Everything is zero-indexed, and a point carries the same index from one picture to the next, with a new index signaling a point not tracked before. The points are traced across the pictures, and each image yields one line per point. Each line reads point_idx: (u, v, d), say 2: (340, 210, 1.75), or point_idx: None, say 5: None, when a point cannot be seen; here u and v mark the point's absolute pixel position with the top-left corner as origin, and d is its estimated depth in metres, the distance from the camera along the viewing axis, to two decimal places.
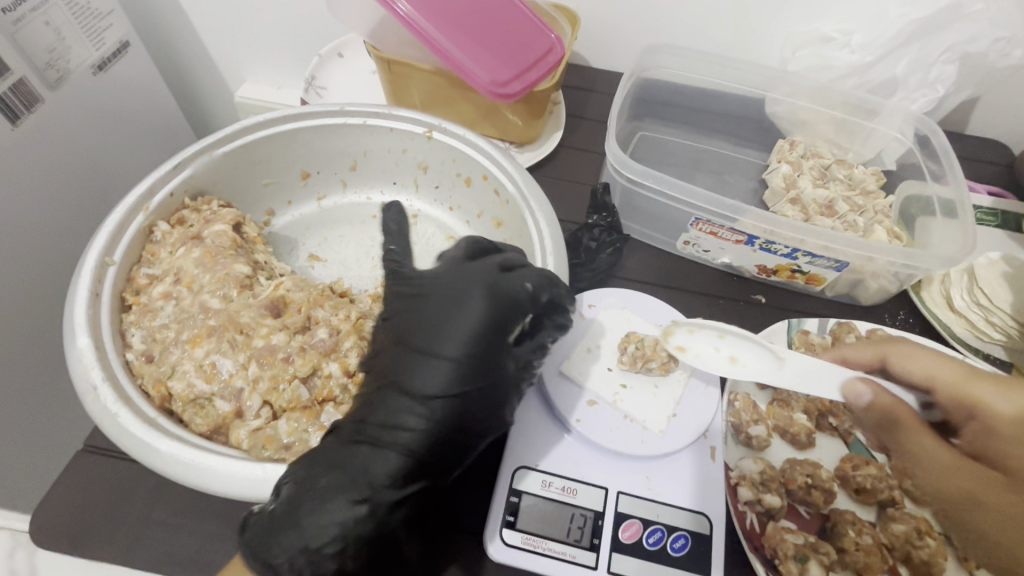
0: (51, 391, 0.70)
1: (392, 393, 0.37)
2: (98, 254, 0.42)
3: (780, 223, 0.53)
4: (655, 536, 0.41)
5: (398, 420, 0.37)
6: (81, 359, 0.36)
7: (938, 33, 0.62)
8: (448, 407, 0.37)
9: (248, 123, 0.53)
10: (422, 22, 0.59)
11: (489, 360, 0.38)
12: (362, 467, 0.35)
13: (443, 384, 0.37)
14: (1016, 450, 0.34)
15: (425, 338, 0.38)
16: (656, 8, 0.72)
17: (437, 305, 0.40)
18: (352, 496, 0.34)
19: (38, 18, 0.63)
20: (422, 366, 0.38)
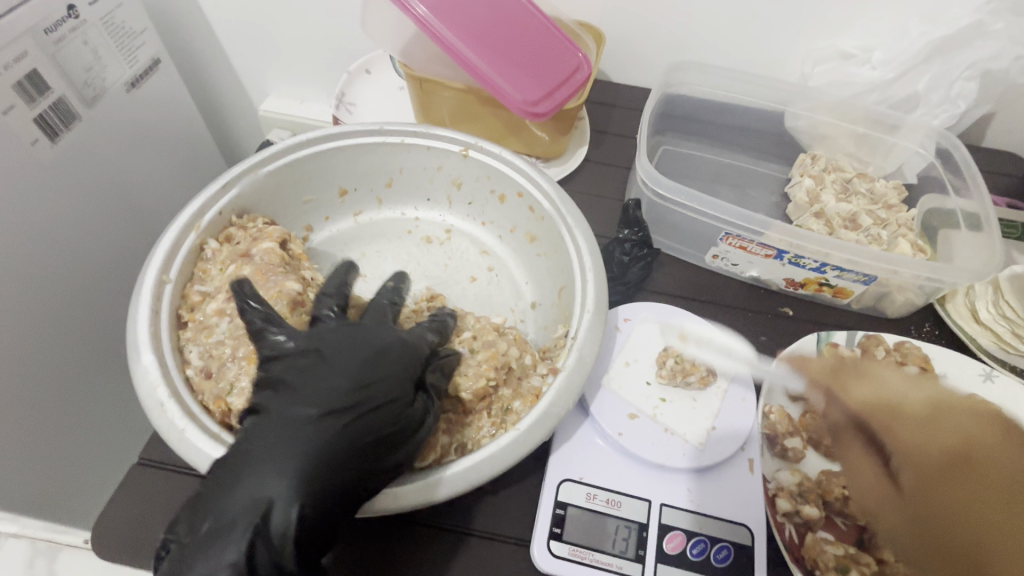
0: (87, 400, 0.71)
1: (271, 420, 0.36)
2: (156, 272, 0.43)
3: (807, 237, 0.55)
4: (699, 547, 0.42)
5: (275, 446, 0.34)
6: (147, 376, 0.38)
7: (960, 50, 0.64)
8: (334, 424, 0.35)
9: (290, 142, 0.54)
10: (457, 43, 0.61)
11: (375, 374, 0.38)
12: (243, 502, 0.32)
13: (325, 401, 0.36)
14: (906, 441, 0.44)
15: (299, 364, 0.38)
16: (680, 26, 0.73)
17: (322, 334, 0.40)
18: (236, 530, 0.31)
19: (76, 37, 0.65)
20: (300, 389, 0.36)
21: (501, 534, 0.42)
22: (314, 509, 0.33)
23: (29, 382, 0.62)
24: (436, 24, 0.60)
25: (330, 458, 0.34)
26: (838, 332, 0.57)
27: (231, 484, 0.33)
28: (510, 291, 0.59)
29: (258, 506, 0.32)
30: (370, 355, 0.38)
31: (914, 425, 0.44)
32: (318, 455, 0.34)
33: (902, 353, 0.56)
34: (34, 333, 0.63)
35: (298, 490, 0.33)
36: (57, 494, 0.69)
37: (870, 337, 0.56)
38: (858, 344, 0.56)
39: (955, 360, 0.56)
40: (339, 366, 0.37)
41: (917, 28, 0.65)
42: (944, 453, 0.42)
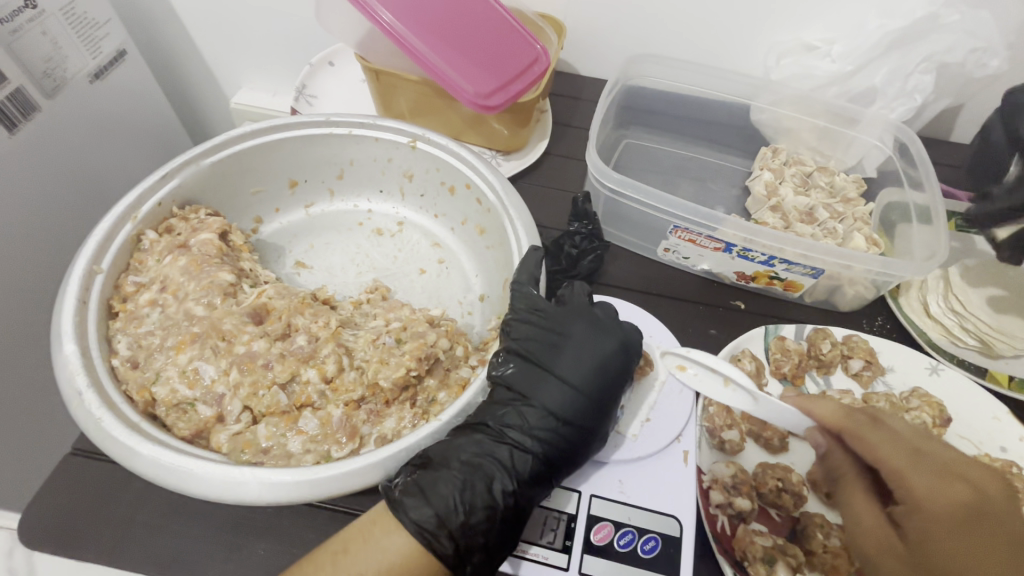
0: (46, 395, 0.71)
1: (525, 401, 0.42)
2: (86, 262, 0.43)
3: (757, 231, 0.54)
4: (626, 538, 0.42)
5: (530, 427, 0.41)
6: (68, 366, 0.38)
7: (918, 44, 0.63)
8: (574, 431, 0.41)
9: (235, 133, 0.54)
10: (414, 40, 0.60)
11: (609, 389, 0.43)
12: (499, 464, 0.39)
13: (570, 407, 0.42)
14: (910, 480, 0.38)
15: (550, 360, 0.43)
16: (642, 18, 0.73)
17: (583, 337, 0.44)
18: (493, 479, 0.38)
19: (34, 28, 0.64)
20: (553, 385, 0.42)
21: None
22: (541, 487, 0.40)
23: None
24: (392, 23, 0.60)
25: (561, 453, 0.41)
26: (787, 326, 0.57)
27: (492, 441, 0.40)
28: (459, 283, 0.58)
29: (510, 465, 0.39)
30: (609, 370, 0.43)
31: (928, 468, 0.38)
32: (559, 447, 0.41)
33: (848, 347, 0.56)
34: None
35: (540, 465, 0.40)
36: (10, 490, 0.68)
37: (818, 331, 0.56)
38: (806, 337, 0.57)
39: (903, 353, 0.56)
40: (588, 375, 0.43)
41: (875, 22, 0.65)
42: (956, 502, 0.36)
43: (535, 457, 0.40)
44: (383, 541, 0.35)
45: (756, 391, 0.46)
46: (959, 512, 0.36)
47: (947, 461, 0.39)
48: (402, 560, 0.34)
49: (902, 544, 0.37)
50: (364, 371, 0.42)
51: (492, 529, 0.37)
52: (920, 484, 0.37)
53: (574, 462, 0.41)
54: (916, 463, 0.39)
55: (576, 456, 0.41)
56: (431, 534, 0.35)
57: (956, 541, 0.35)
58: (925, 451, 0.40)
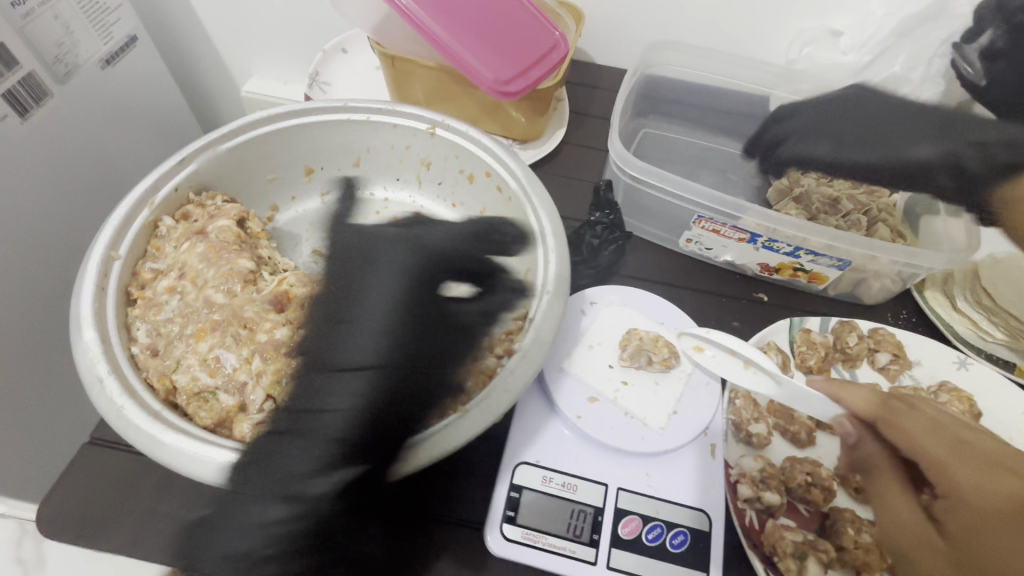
0: (59, 387, 0.70)
1: (329, 382, 0.39)
2: (104, 248, 0.43)
3: (782, 221, 0.53)
4: (655, 532, 0.42)
5: (327, 408, 0.38)
6: (87, 353, 0.37)
7: (929, 28, 0.61)
8: (378, 384, 0.39)
9: (251, 117, 0.53)
10: (444, 36, 0.59)
11: (397, 333, 0.41)
12: (285, 464, 0.36)
13: (364, 367, 0.39)
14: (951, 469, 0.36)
15: (359, 309, 0.42)
16: (661, 5, 0.72)
17: (381, 274, 0.44)
18: (304, 455, 0.36)
19: (46, 12, 0.63)
20: (359, 332, 0.41)
21: (455, 517, 0.41)
22: (368, 437, 0.36)
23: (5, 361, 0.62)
24: (423, 19, 0.59)
25: (390, 388, 0.38)
26: (812, 318, 0.56)
27: (307, 412, 0.38)
28: None
29: (321, 432, 0.37)
30: (392, 313, 0.42)
31: (974, 458, 0.37)
32: (382, 383, 0.39)
33: (875, 340, 0.55)
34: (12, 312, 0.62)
35: (361, 413, 0.37)
36: (24, 482, 0.67)
37: (843, 324, 0.55)
38: (830, 331, 0.55)
39: (930, 347, 0.55)
40: (368, 326, 0.42)
41: (881, 10, 0.64)
42: (1006, 492, 0.34)
43: (331, 438, 0.36)
44: None
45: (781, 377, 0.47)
46: (1009, 502, 0.33)
47: (1002, 454, 0.37)
48: None
49: (940, 536, 0.35)
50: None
51: (313, 502, 0.35)
52: (963, 476, 0.35)
53: (408, 390, 0.39)
54: (958, 453, 0.37)
55: (406, 381, 0.39)
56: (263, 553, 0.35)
57: (1006, 538, 0.32)
58: (970, 443, 0.38)
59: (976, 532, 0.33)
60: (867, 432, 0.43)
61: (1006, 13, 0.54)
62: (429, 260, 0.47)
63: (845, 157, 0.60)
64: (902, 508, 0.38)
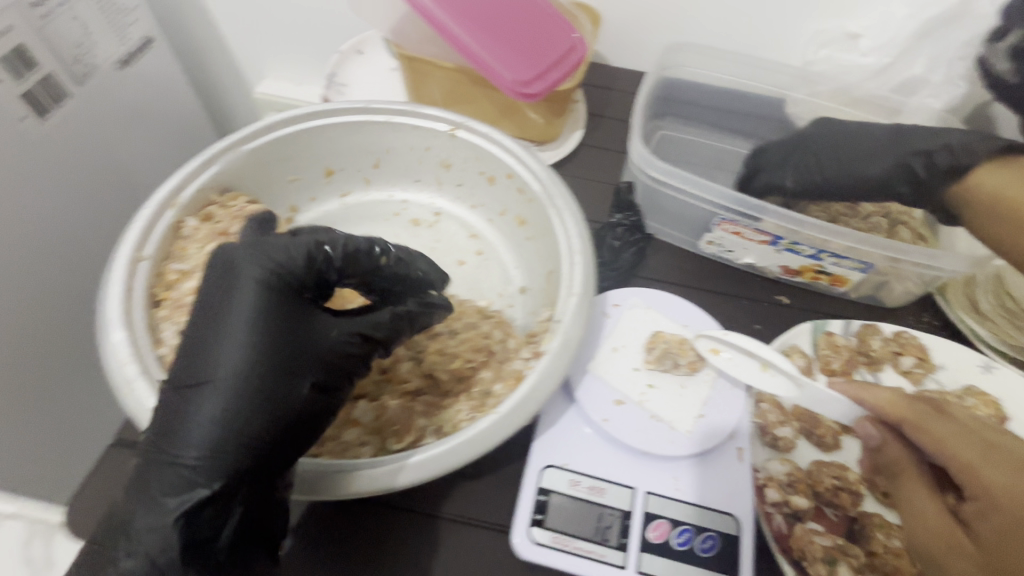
0: (79, 388, 0.70)
1: (193, 403, 0.34)
2: (130, 249, 0.43)
3: (805, 223, 0.53)
4: (684, 536, 0.41)
5: (189, 434, 0.33)
6: (117, 354, 0.37)
7: (952, 29, 0.60)
8: (250, 409, 0.34)
9: (274, 119, 0.53)
10: (467, 39, 0.59)
11: (271, 347, 0.35)
12: (154, 496, 0.33)
13: (238, 384, 0.34)
14: (982, 472, 0.36)
15: (207, 343, 0.35)
16: (678, 7, 0.72)
17: (236, 300, 0.36)
18: (152, 527, 0.32)
19: (65, 13, 0.63)
20: (218, 361, 0.34)
21: (483, 521, 0.42)
22: (248, 473, 0.33)
23: (26, 362, 0.62)
24: (446, 22, 0.59)
25: (243, 436, 0.33)
26: (834, 321, 0.56)
27: (156, 471, 0.33)
28: (498, 275, 0.58)
29: (175, 497, 0.32)
30: (263, 324, 0.36)
31: (1004, 462, 0.36)
32: (231, 431, 0.33)
33: (899, 343, 0.54)
34: (34, 313, 0.63)
35: (219, 467, 0.33)
36: (47, 482, 0.67)
37: (866, 327, 0.55)
38: (854, 333, 0.55)
39: (955, 350, 0.55)
40: (236, 340, 0.35)
41: (904, 12, 0.64)
42: None
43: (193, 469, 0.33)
44: None
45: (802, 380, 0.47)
46: None
47: None
48: None
49: (965, 539, 0.35)
50: (421, 360, 0.45)
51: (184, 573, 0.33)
52: (995, 479, 0.35)
53: (268, 432, 0.34)
54: (988, 457, 0.37)
55: (268, 422, 0.34)
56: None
57: None
58: (1000, 445, 0.38)
59: (1007, 535, 0.33)
60: (891, 435, 0.43)
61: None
62: (302, 263, 0.38)
63: (812, 172, 0.59)
64: (924, 506, 0.38)
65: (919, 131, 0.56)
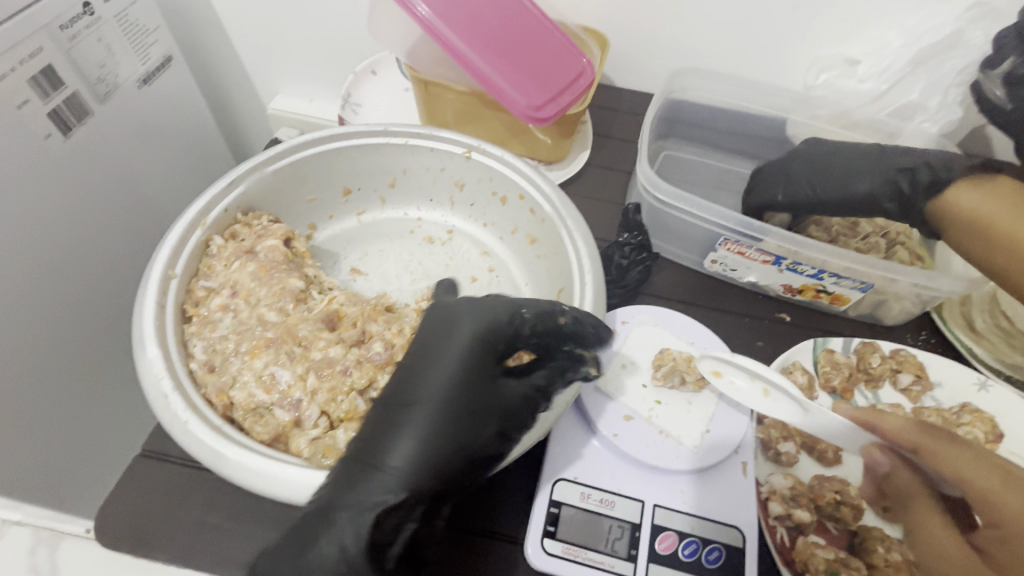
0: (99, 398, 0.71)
1: (408, 422, 0.38)
2: (162, 267, 0.45)
3: (804, 244, 0.55)
4: (691, 548, 0.43)
5: (399, 447, 0.37)
6: (151, 369, 0.40)
7: (945, 58, 0.63)
8: (455, 436, 0.38)
9: (297, 141, 0.55)
10: (488, 71, 0.62)
11: (480, 384, 0.40)
12: (356, 497, 0.35)
13: (450, 409, 0.38)
14: (1003, 496, 0.34)
15: (423, 370, 0.40)
16: (682, 32, 0.74)
17: (456, 336, 0.41)
18: (342, 524, 0.34)
19: (91, 34, 0.65)
20: (428, 385, 0.39)
21: (495, 531, 0.43)
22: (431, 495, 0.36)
23: (49, 374, 0.64)
24: (466, 53, 0.61)
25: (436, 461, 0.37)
26: (835, 339, 0.58)
27: (358, 473, 0.36)
28: (510, 293, 0.60)
29: (370, 501, 0.35)
30: (479, 359, 0.40)
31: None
32: (429, 458, 0.37)
33: (897, 361, 0.56)
34: (57, 326, 0.64)
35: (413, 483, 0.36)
36: (66, 491, 0.69)
37: (866, 345, 0.57)
38: (854, 350, 0.57)
39: (951, 367, 0.56)
40: (452, 367, 0.40)
41: (899, 41, 0.66)
42: None
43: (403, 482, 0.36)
44: None
45: (807, 404, 0.46)
46: None
47: None
48: None
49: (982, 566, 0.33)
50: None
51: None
52: (1014, 507, 0.33)
53: (456, 466, 0.37)
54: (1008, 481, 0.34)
55: (460, 454, 0.38)
56: None
57: None
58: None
59: None
60: (901, 461, 0.41)
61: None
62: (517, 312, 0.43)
63: (804, 190, 0.61)
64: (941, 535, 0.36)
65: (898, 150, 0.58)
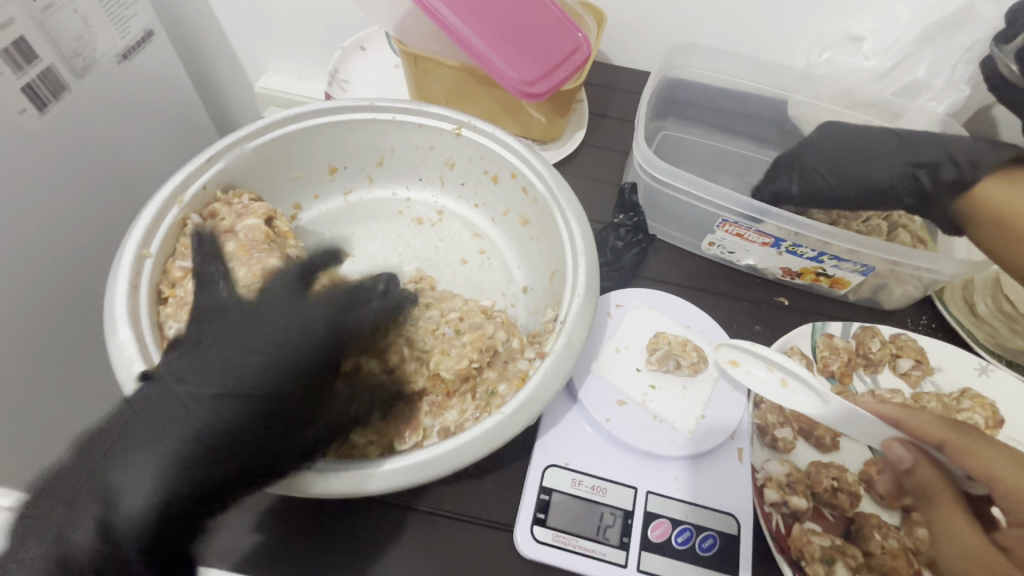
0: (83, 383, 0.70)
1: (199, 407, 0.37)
2: (136, 246, 0.44)
3: (807, 225, 0.53)
4: (684, 535, 0.42)
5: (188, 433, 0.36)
6: (123, 352, 0.39)
7: (954, 33, 0.61)
8: (250, 422, 0.37)
9: (278, 116, 0.53)
10: (472, 38, 0.59)
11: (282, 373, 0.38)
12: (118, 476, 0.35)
13: (246, 395, 0.37)
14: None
15: (229, 352, 0.39)
16: (683, 7, 0.72)
17: (260, 323, 0.40)
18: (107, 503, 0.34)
19: (65, 6, 0.62)
20: (228, 370, 0.38)
21: (484, 519, 0.42)
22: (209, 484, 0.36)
23: (30, 359, 0.62)
24: (450, 19, 0.59)
25: (219, 443, 0.36)
26: (834, 324, 0.57)
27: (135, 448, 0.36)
28: (501, 275, 0.58)
29: (136, 483, 0.35)
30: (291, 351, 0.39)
31: None
32: (212, 441, 0.36)
33: (897, 346, 0.55)
34: (39, 310, 0.63)
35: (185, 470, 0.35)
36: None
37: (866, 330, 0.56)
38: (853, 336, 0.56)
39: (952, 353, 0.55)
40: (262, 352, 0.39)
41: (907, 16, 0.64)
42: None
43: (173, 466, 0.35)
44: None
45: (827, 394, 0.45)
46: None
47: None
48: None
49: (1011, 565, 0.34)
50: (425, 361, 0.45)
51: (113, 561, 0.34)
52: None
53: (243, 452, 0.36)
54: None
55: (247, 441, 0.36)
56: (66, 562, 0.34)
57: None
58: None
59: None
60: (924, 458, 0.40)
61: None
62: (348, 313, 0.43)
63: (818, 177, 0.58)
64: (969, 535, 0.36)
65: (927, 139, 0.56)
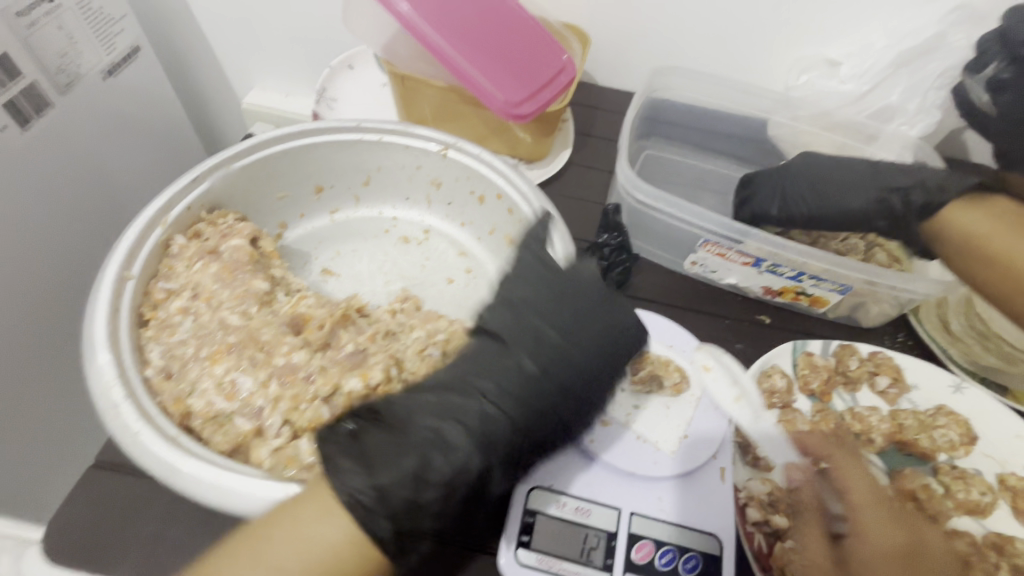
0: (64, 405, 0.69)
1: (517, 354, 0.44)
2: (117, 268, 0.44)
3: (785, 246, 0.54)
4: (667, 557, 0.42)
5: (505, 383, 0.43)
6: (102, 377, 0.39)
7: (926, 61, 0.63)
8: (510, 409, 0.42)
9: (265, 137, 0.54)
10: (462, 63, 0.60)
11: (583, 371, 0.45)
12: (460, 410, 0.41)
13: (512, 378, 0.43)
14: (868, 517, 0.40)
15: (543, 328, 0.45)
16: (664, 32, 0.73)
17: (553, 324, 0.45)
18: (427, 460, 0.38)
19: (50, 22, 0.62)
20: (549, 353, 0.44)
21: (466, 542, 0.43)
22: (476, 458, 0.39)
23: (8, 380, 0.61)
24: (438, 43, 0.59)
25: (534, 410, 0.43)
26: (814, 341, 0.58)
27: (493, 397, 0.42)
28: (487, 294, 0.58)
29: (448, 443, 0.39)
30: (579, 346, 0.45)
31: (890, 518, 0.40)
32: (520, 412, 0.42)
33: (874, 363, 0.56)
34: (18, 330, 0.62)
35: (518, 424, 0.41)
36: (31, 502, 0.66)
37: (845, 347, 0.57)
38: (833, 353, 0.57)
39: (928, 370, 0.56)
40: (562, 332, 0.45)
41: (882, 42, 0.65)
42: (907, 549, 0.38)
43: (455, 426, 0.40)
44: (312, 531, 0.34)
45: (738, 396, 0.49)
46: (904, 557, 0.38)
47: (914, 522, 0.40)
48: (335, 544, 0.34)
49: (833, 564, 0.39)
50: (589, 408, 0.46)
51: (397, 510, 0.36)
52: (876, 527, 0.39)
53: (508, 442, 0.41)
54: (881, 508, 0.41)
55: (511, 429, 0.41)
56: (365, 510, 0.35)
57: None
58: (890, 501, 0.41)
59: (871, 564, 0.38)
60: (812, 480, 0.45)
61: (1010, 47, 0.54)
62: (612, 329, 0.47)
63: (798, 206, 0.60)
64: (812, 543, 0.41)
65: (899, 168, 0.58)
